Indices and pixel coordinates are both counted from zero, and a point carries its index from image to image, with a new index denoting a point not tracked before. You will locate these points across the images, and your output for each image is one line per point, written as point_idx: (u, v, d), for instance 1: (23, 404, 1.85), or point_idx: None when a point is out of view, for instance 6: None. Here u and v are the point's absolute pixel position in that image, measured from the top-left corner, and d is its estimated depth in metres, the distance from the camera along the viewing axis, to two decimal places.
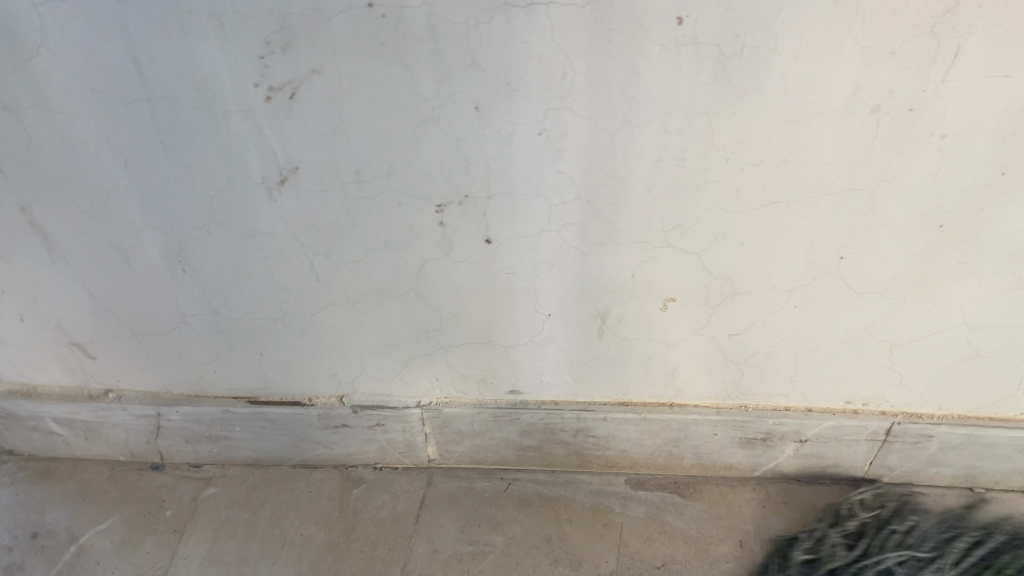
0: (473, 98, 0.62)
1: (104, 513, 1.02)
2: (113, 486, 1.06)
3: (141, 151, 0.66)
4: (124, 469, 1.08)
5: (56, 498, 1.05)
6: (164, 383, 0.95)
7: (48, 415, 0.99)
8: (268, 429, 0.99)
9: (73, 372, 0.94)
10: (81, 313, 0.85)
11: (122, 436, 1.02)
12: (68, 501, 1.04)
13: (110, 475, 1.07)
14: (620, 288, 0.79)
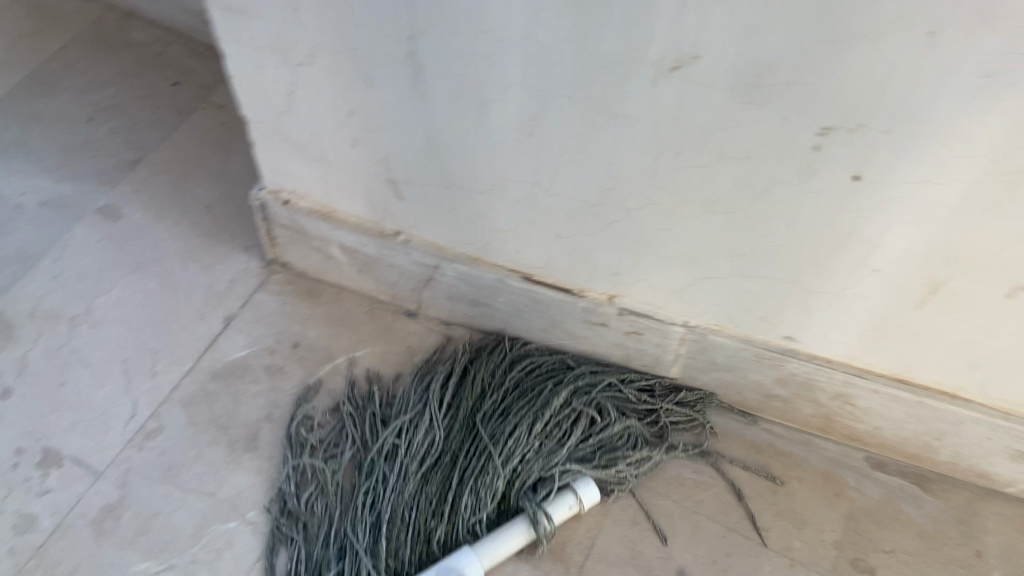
0: (934, 20, 0.58)
1: (361, 343, 1.09)
2: (370, 321, 1.12)
3: (553, 9, 0.67)
4: (382, 310, 1.13)
5: (317, 318, 1.12)
6: (453, 239, 0.99)
7: (337, 241, 1.06)
8: (529, 307, 1.02)
9: (375, 207, 1.00)
10: (410, 151, 0.88)
11: (394, 277, 1.08)
12: (326, 324, 1.11)
13: (369, 310, 1.13)
14: (972, 263, 0.73)
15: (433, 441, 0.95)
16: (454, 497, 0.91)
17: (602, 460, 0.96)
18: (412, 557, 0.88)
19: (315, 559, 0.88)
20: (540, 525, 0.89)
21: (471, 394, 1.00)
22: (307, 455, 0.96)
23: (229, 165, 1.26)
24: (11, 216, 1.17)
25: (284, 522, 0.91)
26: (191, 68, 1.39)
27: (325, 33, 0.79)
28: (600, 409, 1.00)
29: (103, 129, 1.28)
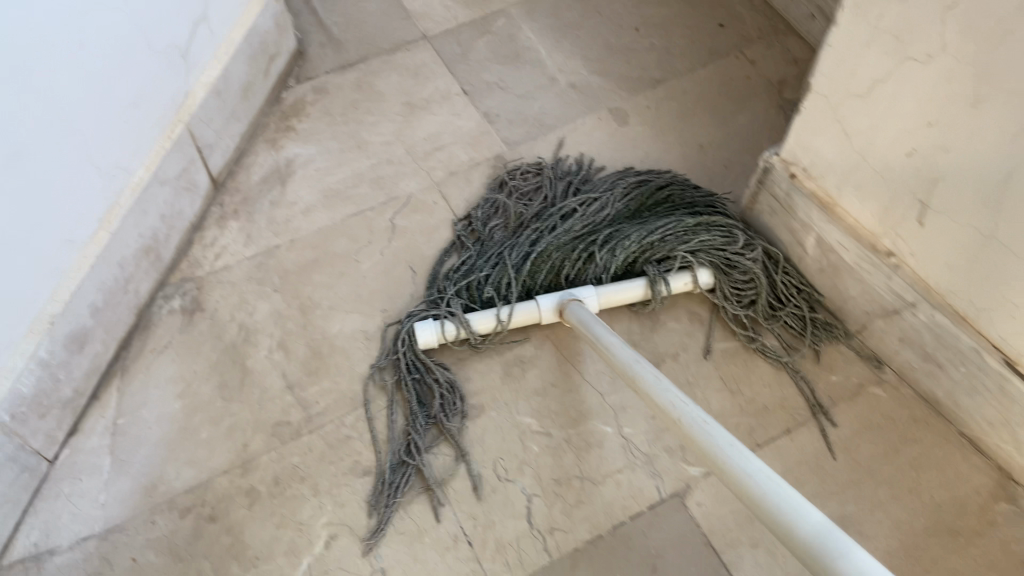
0: None
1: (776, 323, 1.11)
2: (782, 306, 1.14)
3: None
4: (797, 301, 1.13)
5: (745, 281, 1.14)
6: (948, 286, 0.92)
7: (819, 232, 1.04)
8: (990, 394, 0.94)
9: (883, 218, 0.96)
10: (969, 187, 0.83)
11: (852, 293, 1.04)
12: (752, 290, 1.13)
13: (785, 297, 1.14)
14: None
15: (598, 213, 1.13)
16: (593, 252, 1.09)
17: (722, 271, 1.08)
18: (545, 282, 1.09)
19: (475, 264, 1.11)
20: (654, 287, 1.07)
21: (643, 193, 1.15)
22: (500, 195, 1.18)
23: (736, 118, 1.28)
24: (544, 86, 1.32)
25: (466, 235, 1.15)
26: (739, 14, 1.39)
27: (961, 38, 0.76)
28: (731, 233, 1.09)
29: (645, 44, 1.37)
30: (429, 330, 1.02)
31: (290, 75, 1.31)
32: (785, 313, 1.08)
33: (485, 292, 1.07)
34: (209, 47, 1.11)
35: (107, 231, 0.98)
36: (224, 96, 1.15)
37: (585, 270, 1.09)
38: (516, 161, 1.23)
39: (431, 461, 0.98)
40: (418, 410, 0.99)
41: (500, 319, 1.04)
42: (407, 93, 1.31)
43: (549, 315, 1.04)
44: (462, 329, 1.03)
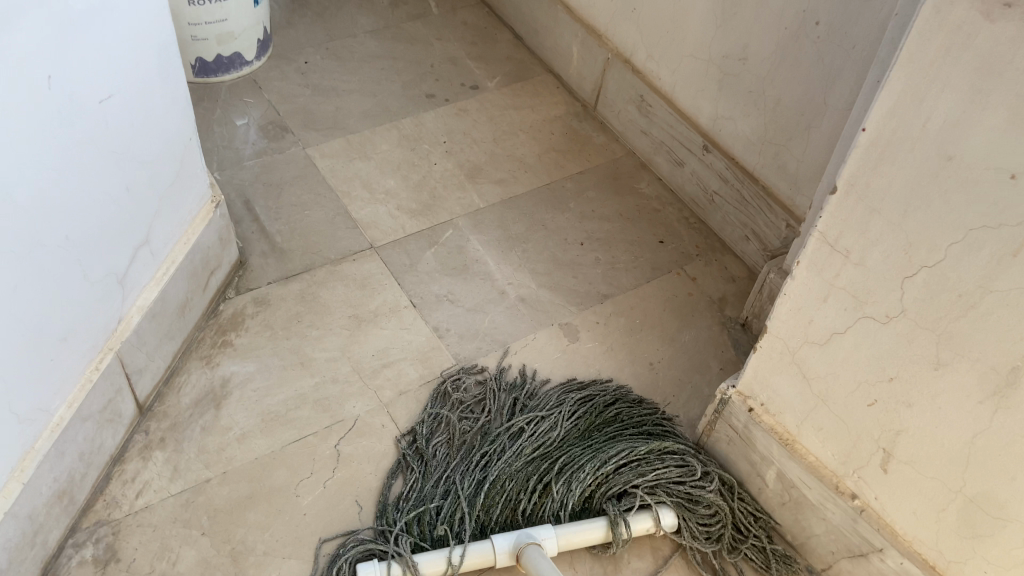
0: None
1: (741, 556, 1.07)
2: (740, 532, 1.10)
3: None
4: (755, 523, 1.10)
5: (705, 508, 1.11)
6: (915, 533, 0.91)
7: (779, 467, 1.03)
8: None
9: (845, 460, 0.95)
10: (935, 442, 0.84)
11: (816, 530, 1.02)
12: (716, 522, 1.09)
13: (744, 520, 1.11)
14: None
15: (548, 434, 1.12)
16: (548, 483, 1.07)
17: (684, 507, 1.06)
18: (500, 516, 1.04)
19: (422, 493, 1.06)
20: (616, 528, 1.02)
21: (589, 411, 1.15)
22: (443, 408, 1.15)
23: (681, 335, 1.30)
24: (493, 300, 1.32)
25: (409, 454, 1.10)
26: (677, 231, 1.45)
27: (918, 304, 0.79)
28: (687, 462, 1.08)
29: (589, 258, 1.40)
30: (373, 572, 0.95)
31: (230, 286, 1.27)
32: (747, 547, 1.06)
33: (437, 529, 1.01)
34: (147, 269, 1.05)
35: (19, 480, 0.86)
36: (158, 317, 1.08)
37: (541, 503, 1.05)
38: (460, 368, 1.20)
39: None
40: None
41: (451, 561, 0.97)
42: (352, 305, 1.27)
43: (504, 558, 0.99)
44: (409, 571, 0.97)
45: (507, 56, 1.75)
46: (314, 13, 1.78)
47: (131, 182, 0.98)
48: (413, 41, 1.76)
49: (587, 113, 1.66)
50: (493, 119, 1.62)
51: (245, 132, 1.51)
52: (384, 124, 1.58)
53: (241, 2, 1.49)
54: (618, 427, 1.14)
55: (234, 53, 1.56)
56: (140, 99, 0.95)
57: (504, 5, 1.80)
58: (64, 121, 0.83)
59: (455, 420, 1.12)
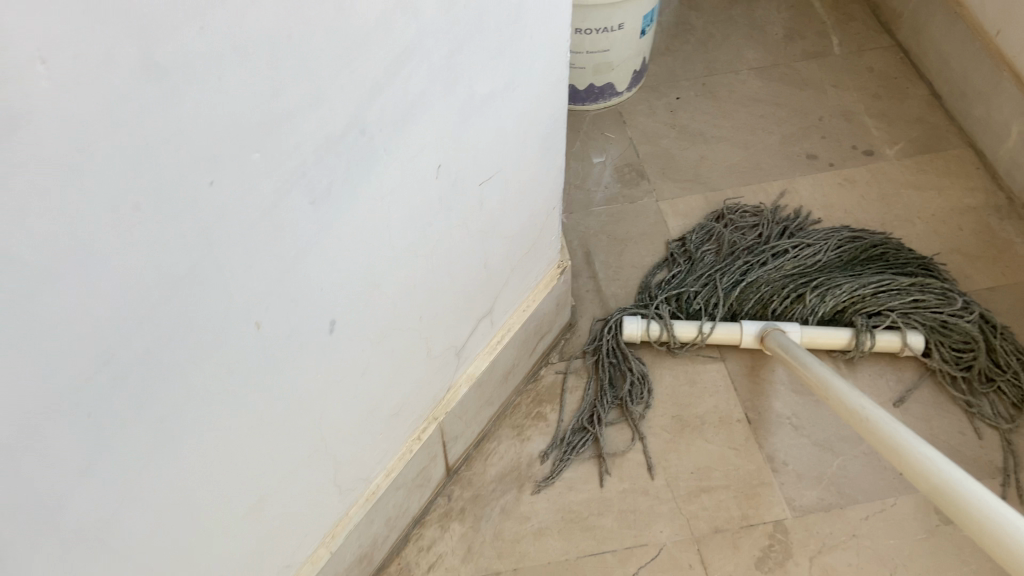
0: None
1: None
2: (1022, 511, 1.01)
3: None
4: None
5: None
6: None
7: None
8: None
9: None
10: None
11: None
12: None
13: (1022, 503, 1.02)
14: None
15: (809, 257, 1.24)
16: (802, 294, 1.19)
17: (939, 337, 1.14)
18: (750, 310, 1.20)
19: (685, 281, 1.24)
20: (860, 336, 1.13)
21: (856, 248, 1.25)
22: (716, 224, 1.31)
23: None
24: (847, 438, 1.08)
25: (678, 253, 1.28)
26: None
27: None
28: (947, 296, 1.17)
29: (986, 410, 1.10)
30: (635, 323, 1.16)
31: (554, 348, 1.19)
32: (1001, 381, 1.11)
33: (694, 305, 1.20)
34: (485, 336, 1.00)
35: (328, 548, 0.87)
36: (484, 385, 1.03)
37: (793, 308, 1.19)
38: (735, 201, 1.35)
39: (607, 434, 1.10)
40: (607, 389, 1.13)
41: (702, 330, 1.15)
42: (679, 404, 1.13)
43: (749, 338, 1.13)
44: (664, 330, 1.15)
45: (916, 118, 1.46)
46: (698, 40, 1.62)
47: (490, 255, 0.91)
48: (804, 84, 1.53)
49: (1013, 208, 1.32)
50: (884, 198, 1.35)
51: (600, 172, 1.42)
52: (750, 183, 1.39)
53: (627, 32, 1.38)
54: (880, 263, 1.24)
55: (607, 84, 1.47)
56: (518, 174, 0.88)
57: (928, 53, 1.50)
58: (445, 204, 0.77)
59: (726, 233, 1.28)
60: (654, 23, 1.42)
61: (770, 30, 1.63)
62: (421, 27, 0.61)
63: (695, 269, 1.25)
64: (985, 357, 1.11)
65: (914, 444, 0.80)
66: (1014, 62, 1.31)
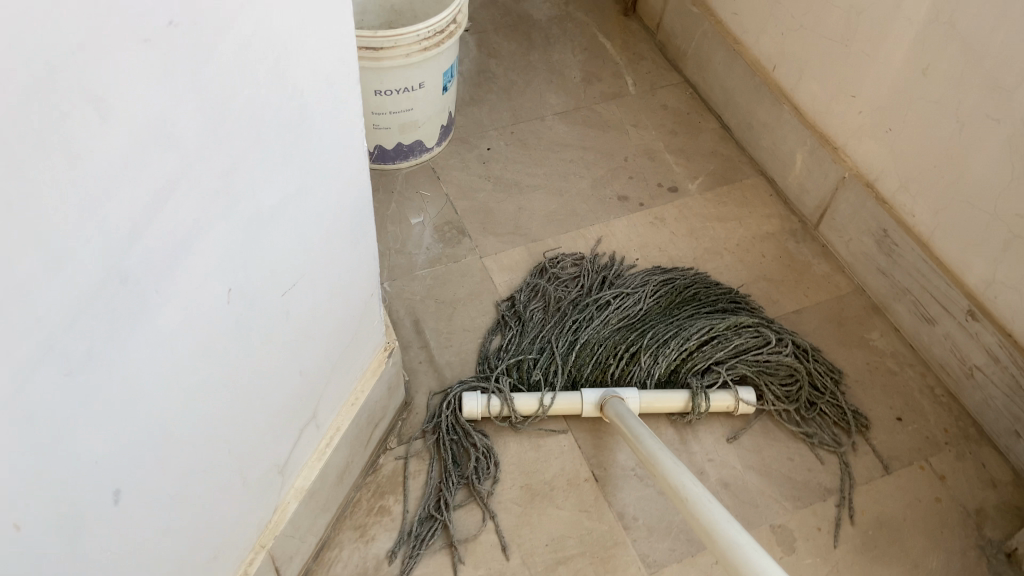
0: None
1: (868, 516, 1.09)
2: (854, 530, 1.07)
3: None
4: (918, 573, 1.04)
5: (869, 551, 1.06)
6: None
7: None
8: None
9: None
10: None
11: None
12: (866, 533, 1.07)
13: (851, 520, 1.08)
14: None
15: (632, 306, 1.26)
16: (636, 352, 1.20)
17: (766, 378, 1.19)
18: (589, 375, 1.19)
19: (520, 347, 1.21)
20: (696, 399, 1.13)
21: (671, 290, 1.29)
22: (540, 280, 1.30)
23: (925, 560, 1.05)
24: None
25: (508, 316, 1.25)
26: (919, 407, 1.20)
27: None
28: (760, 333, 1.23)
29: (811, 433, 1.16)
30: (475, 400, 1.10)
31: (393, 432, 1.12)
32: (823, 404, 1.18)
33: (534, 375, 1.17)
34: (311, 444, 0.91)
35: None
36: (317, 494, 0.95)
37: (629, 369, 1.19)
38: (553, 251, 1.36)
39: (456, 518, 1.05)
40: (452, 469, 1.08)
41: (543, 402, 1.11)
42: (526, 472, 1.10)
43: (590, 408, 1.11)
44: (506, 405, 1.11)
45: (711, 151, 1.53)
46: (501, 88, 1.62)
47: (306, 368, 0.83)
48: (607, 126, 1.56)
49: (806, 231, 1.41)
50: (693, 232, 1.40)
51: (420, 233, 1.37)
52: (568, 231, 1.39)
53: (429, 90, 1.35)
54: (695, 303, 1.28)
55: (416, 141, 1.42)
56: (326, 279, 0.81)
57: (713, 89, 1.58)
58: (240, 330, 0.69)
59: (552, 290, 1.27)
60: (454, 77, 1.39)
61: (568, 74, 1.66)
62: (182, 159, 0.54)
63: (528, 333, 1.23)
64: (807, 387, 1.19)
65: (720, 524, 0.78)
66: (790, 95, 1.39)
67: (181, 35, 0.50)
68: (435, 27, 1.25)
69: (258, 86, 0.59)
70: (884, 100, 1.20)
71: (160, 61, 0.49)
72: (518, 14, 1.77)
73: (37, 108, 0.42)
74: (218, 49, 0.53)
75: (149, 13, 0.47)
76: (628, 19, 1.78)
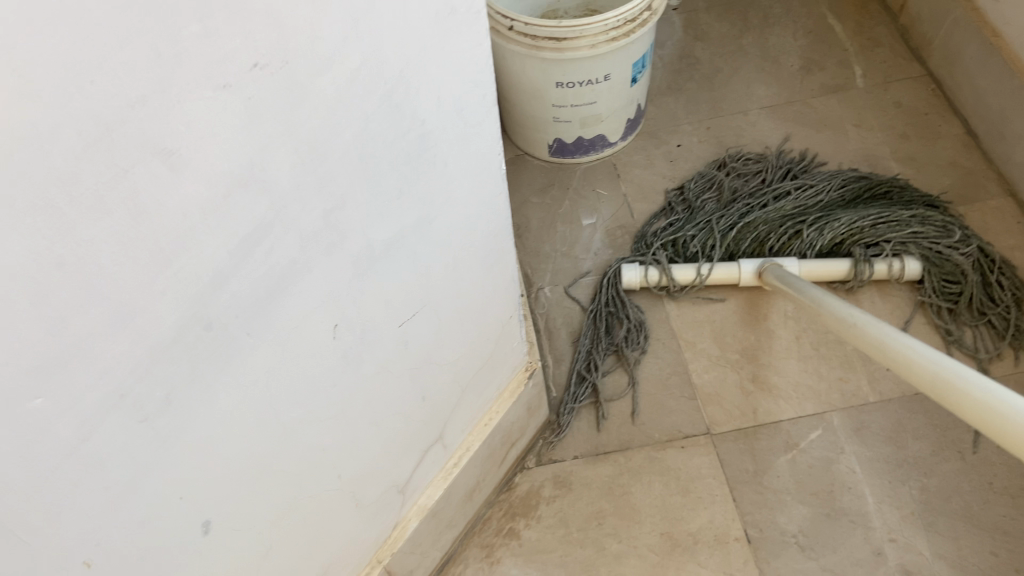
0: None
1: None
2: None
3: None
4: None
5: None
6: None
7: None
8: None
9: None
10: None
11: None
12: None
13: None
14: None
15: (812, 197, 1.24)
16: (801, 230, 1.20)
17: (935, 276, 1.15)
18: (747, 250, 1.21)
19: (683, 225, 1.25)
20: (858, 266, 1.16)
21: (860, 185, 1.26)
22: (719, 171, 1.32)
23: None
24: (861, 563, 0.94)
25: (676, 202, 1.29)
26: None
27: None
28: (946, 229, 1.18)
29: None
30: (634, 271, 1.19)
31: (532, 450, 1.07)
32: (992, 314, 1.12)
33: (691, 248, 1.21)
34: (437, 463, 0.89)
35: None
36: (441, 513, 0.92)
37: (790, 245, 1.20)
38: (736, 146, 1.36)
39: (604, 381, 1.13)
40: (603, 336, 1.16)
41: (700, 271, 1.17)
42: (669, 519, 1.00)
43: (747, 277, 1.16)
44: (663, 275, 1.18)
45: (948, 162, 1.29)
46: (703, 76, 1.47)
47: (429, 391, 0.79)
48: (821, 125, 1.37)
49: None
50: None
51: (590, 236, 1.29)
52: None
53: (615, 83, 1.25)
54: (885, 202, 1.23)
55: (598, 135, 1.34)
56: (455, 303, 0.76)
57: (962, 86, 1.32)
58: (355, 354, 0.65)
59: (728, 180, 1.29)
60: (646, 68, 1.28)
61: (784, 61, 1.47)
62: (277, 197, 0.49)
63: (694, 215, 1.27)
64: (977, 288, 1.14)
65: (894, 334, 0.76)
66: None
67: (271, 81, 0.45)
68: (626, 15, 1.14)
69: (368, 123, 0.54)
70: None
71: (246, 112, 0.44)
72: None
73: (101, 168, 0.38)
74: (318, 90, 0.48)
75: (232, 62, 0.42)
76: None
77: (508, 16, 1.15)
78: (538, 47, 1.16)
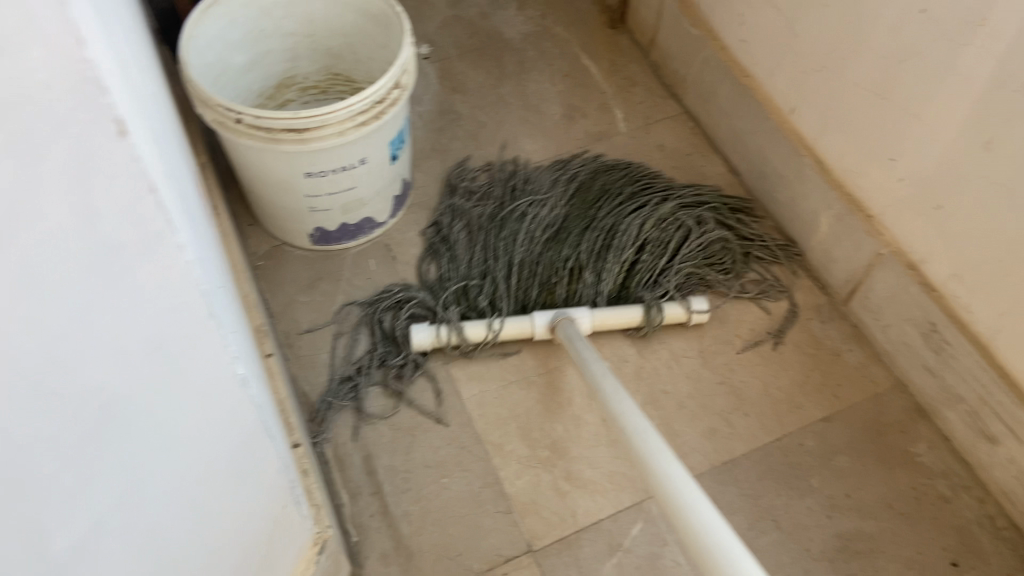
0: None
1: None
2: None
3: None
4: None
5: None
6: None
7: None
8: None
9: None
10: None
11: None
12: None
13: None
14: None
15: (551, 212, 1.23)
16: (579, 268, 1.17)
17: (707, 263, 1.19)
18: (539, 299, 1.16)
19: (462, 274, 1.18)
20: (649, 312, 1.12)
21: (583, 189, 1.26)
22: (455, 200, 1.26)
23: None
24: None
25: (437, 244, 1.22)
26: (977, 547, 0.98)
27: None
28: (688, 221, 1.21)
29: None
30: (423, 332, 1.10)
31: None
32: (756, 250, 1.22)
33: (479, 304, 1.14)
34: None
35: None
36: None
37: (575, 288, 1.16)
38: (457, 164, 1.32)
39: (378, 391, 1.10)
40: (380, 342, 1.13)
41: (491, 327, 1.10)
42: None
43: (542, 331, 1.10)
44: (453, 334, 1.10)
45: None
46: (467, 132, 1.37)
47: None
48: None
49: (833, 307, 1.19)
50: None
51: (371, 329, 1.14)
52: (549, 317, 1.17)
53: (374, 165, 1.11)
54: (609, 197, 1.25)
55: (364, 219, 1.20)
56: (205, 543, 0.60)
57: (718, 125, 1.33)
58: None
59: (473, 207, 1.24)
60: (405, 144, 1.16)
61: (546, 109, 1.41)
62: None
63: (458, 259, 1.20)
64: (739, 254, 1.20)
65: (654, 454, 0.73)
66: (811, 146, 1.15)
67: None
68: (373, 98, 1.00)
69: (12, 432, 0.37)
70: (930, 170, 0.95)
71: None
72: (486, 34, 1.52)
73: None
74: None
75: None
76: (616, 32, 1.53)
77: (234, 107, 0.97)
78: (277, 140, 0.99)
